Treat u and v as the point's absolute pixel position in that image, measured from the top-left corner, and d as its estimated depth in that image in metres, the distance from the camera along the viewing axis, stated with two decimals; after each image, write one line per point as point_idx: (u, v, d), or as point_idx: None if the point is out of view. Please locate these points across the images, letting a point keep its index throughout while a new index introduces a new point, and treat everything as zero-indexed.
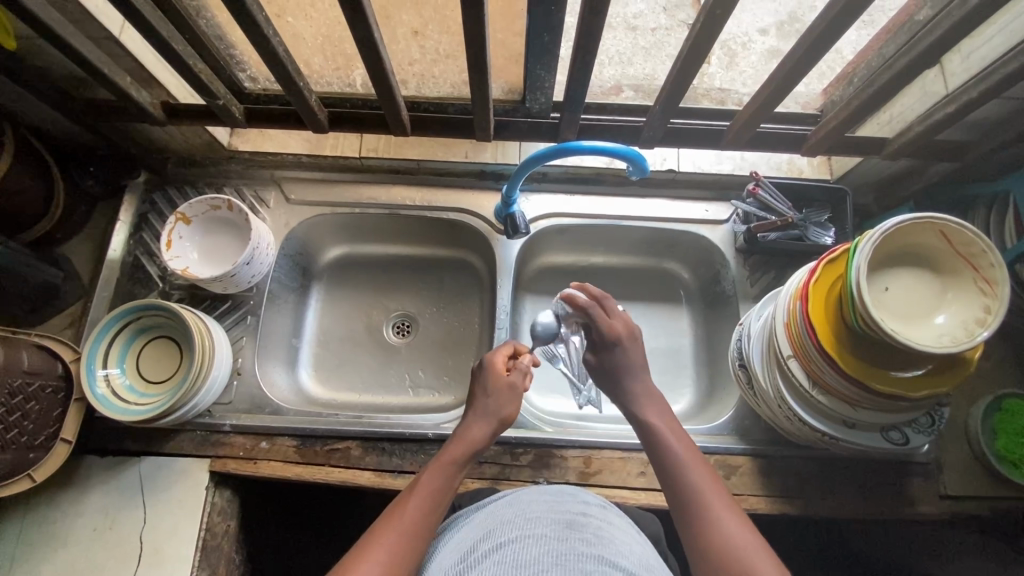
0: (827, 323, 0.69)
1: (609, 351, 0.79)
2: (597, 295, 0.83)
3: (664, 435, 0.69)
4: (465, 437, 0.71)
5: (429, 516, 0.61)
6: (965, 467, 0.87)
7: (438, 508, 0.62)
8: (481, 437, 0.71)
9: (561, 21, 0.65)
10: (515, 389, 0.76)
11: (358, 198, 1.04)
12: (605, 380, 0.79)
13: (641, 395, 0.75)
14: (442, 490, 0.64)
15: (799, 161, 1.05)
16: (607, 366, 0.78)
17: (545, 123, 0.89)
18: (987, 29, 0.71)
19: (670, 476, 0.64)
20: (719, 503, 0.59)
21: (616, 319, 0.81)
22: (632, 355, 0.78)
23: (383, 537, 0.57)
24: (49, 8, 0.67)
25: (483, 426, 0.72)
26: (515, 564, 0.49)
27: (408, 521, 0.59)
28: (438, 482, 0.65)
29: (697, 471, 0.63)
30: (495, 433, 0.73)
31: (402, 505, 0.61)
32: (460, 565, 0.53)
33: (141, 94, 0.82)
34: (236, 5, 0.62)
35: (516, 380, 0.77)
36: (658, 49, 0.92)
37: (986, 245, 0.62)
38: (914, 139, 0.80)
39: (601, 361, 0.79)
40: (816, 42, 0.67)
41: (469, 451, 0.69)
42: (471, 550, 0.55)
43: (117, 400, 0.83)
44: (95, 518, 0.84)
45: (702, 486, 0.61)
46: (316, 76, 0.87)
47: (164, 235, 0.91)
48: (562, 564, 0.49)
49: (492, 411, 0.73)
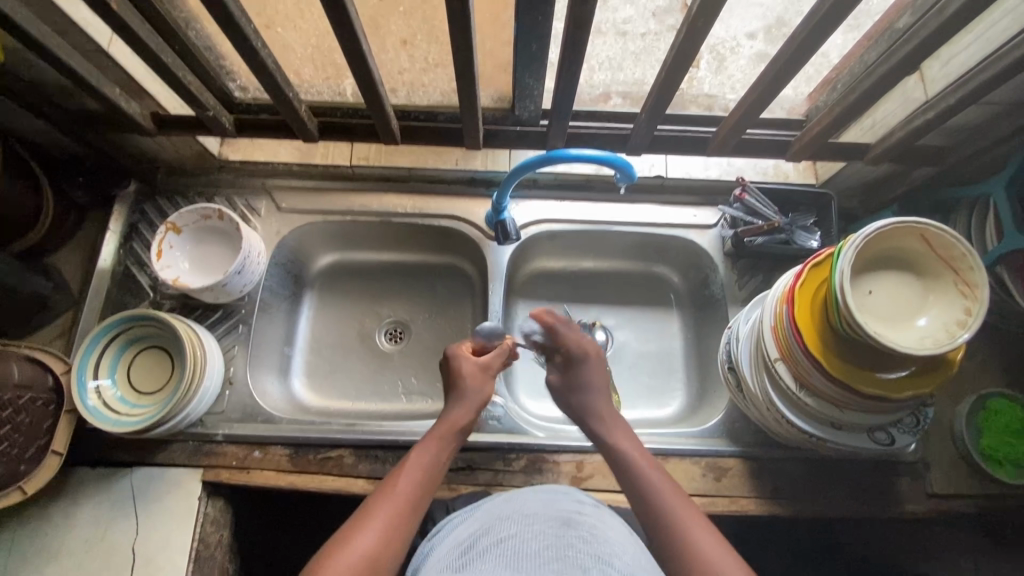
0: (812, 326, 0.71)
1: (578, 367, 0.82)
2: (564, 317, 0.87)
3: (635, 462, 0.69)
4: (450, 417, 0.75)
5: (417, 503, 0.63)
6: (950, 466, 0.89)
7: (426, 491, 0.65)
8: (466, 419, 0.76)
9: (548, 31, 0.66)
10: (490, 372, 0.82)
11: (349, 205, 1.04)
12: (573, 396, 0.80)
13: (609, 422, 0.76)
14: (434, 465, 0.68)
15: (784, 165, 1.07)
16: (574, 381, 0.81)
17: (534, 131, 0.90)
18: (965, 36, 0.73)
19: (642, 500, 0.64)
20: (690, 517, 0.60)
21: (584, 340, 0.85)
22: (595, 373, 0.82)
23: (378, 509, 0.60)
24: (39, 22, 0.68)
25: (467, 408, 0.76)
26: (516, 561, 0.50)
27: (401, 497, 0.62)
28: (429, 461, 0.68)
29: (670, 492, 0.64)
30: (476, 419, 0.78)
31: (387, 490, 0.63)
32: (460, 559, 0.54)
33: (130, 106, 0.82)
34: (224, 17, 0.62)
35: (491, 363, 0.83)
36: (647, 54, 0.90)
37: (965, 249, 0.64)
38: (896, 144, 0.82)
39: (570, 376, 0.81)
40: (800, 47, 0.68)
41: (456, 432, 0.74)
42: (472, 544, 0.56)
43: (108, 411, 0.83)
44: (86, 530, 0.83)
45: (675, 506, 0.62)
46: (305, 86, 0.87)
47: (154, 245, 0.91)
48: (562, 560, 0.50)
49: (477, 398, 0.78)
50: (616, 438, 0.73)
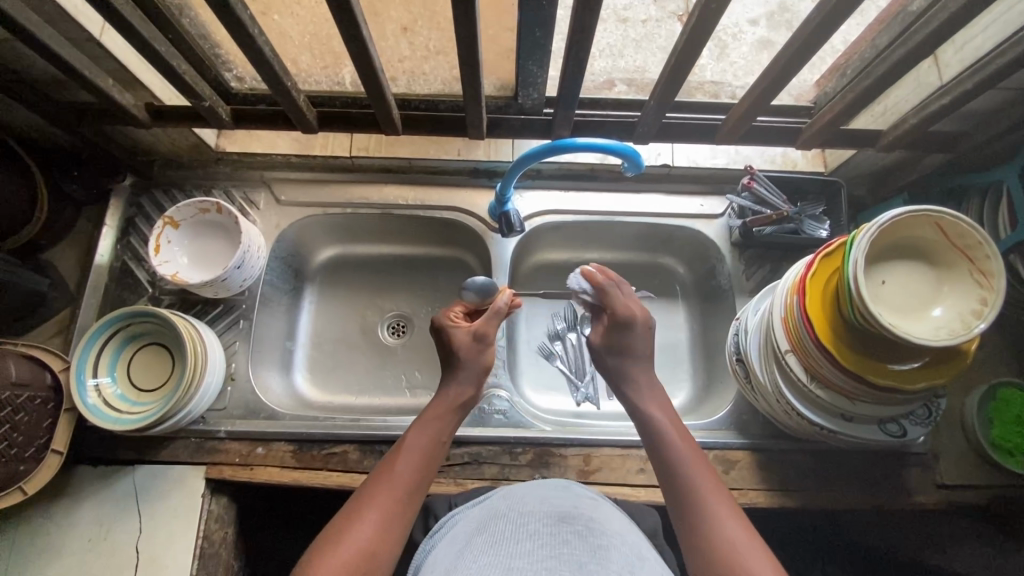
0: (824, 316, 0.69)
1: (622, 330, 0.77)
2: (614, 277, 0.81)
3: (668, 434, 0.68)
4: (451, 393, 0.73)
5: (413, 490, 0.62)
6: (960, 455, 0.88)
7: (425, 475, 0.64)
8: (467, 394, 0.74)
9: (553, 16, 0.64)
10: (485, 341, 0.77)
11: (349, 197, 1.02)
12: (613, 361, 0.78)
13: (648, 390, 0.75)
14: (434, 446, 0.67)
15: (792, 154, 1.05)
16: (616, 346, 0.78)
17: (539, 119, 0.88)
18: (982, 19, 0.71)
19: (670, 475, 0.64)
20: (716, 497, 0.60)
21: (632, 302, 0.80)
22: (639, 339, 0.78)
23: (375, 496, 0.60)
24: (28, 10, 0.65)
25: (465, 383, 0.74)
26: (508, 560, 0.50)
27: (398, 481, 0.62)
28: (427, 442, 0.67)
29: (698, 469, 0.63)
30: (478, 392, 0.75)
31: (385, 475, 0.63)
32: (456, 557, 0.53)
33: (124, 97, 0.80)
34: (219, 4, 0.60)
35: (487, 329, 0.77)
36: (648, 41, 0.91)
37: (982, 237, 0.62)
38: (910, 131, 0.80)
39: (616, 340, 0.78)
40: (813, 35, 0.66)
41: (454, 410, 0.72)
42: (466, 543, 0.55)
43: (108, 409, 0.81)
44: (89, 529, 0.83)
45: (704, 485, 0.61)
46: (303, 75, 0.85)
47: (152, 239, 0.89)
48: (557, 558, 0.50)
49: (475, 372, 0.75)
50: (650, 406, 0.73)
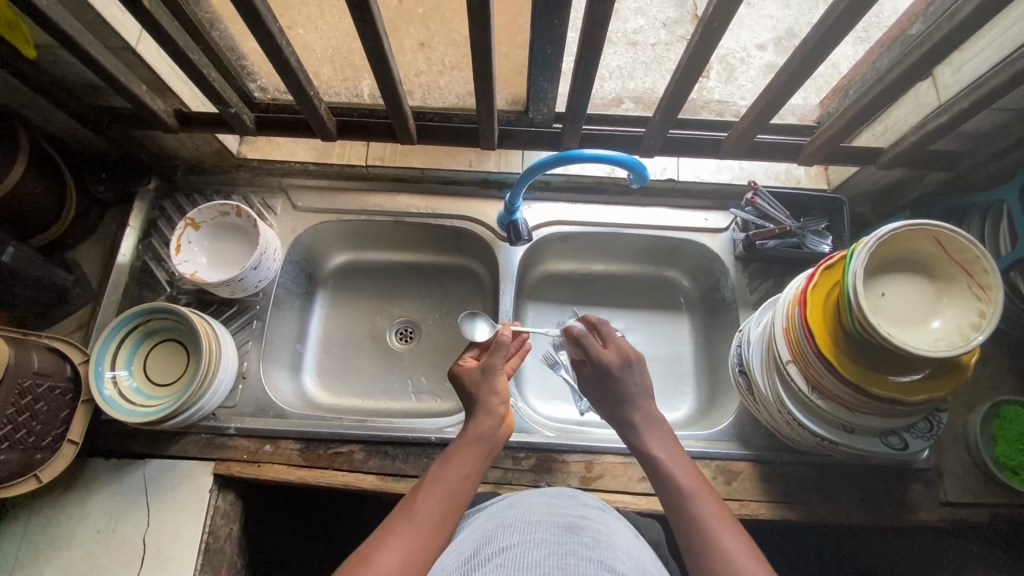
0: (826, 328, 0.70)
1: (606, 383, 0.76)
2: (595, 322, 0.83)
3: (671, 467, 0.68)
4: (477, 427, 0.71)
5: (439, 525, 0.60)
6: (964, 474, 0.88)
7: (450, 510, 0.62)
8: (492, 428, 0.72)
9: (563, 35, 0.67)
10: (493, 373, 0.76)
11: (364, 206, 1.05)
12: (611, 409, 0.77)
13: (648, 426, 0.74)
14: (461, 482, 0.65)
15: (796, 171, 1.07)
16: (610, 394, 0.77)
17: (548, 132, 0.91)
18: (978, 41, 0.73)
19: (674, 505, 0.65)
20: (726, 530, 0.60)
21: (611, 347, 0.79)
22: (632, 385, 0.76)
23: (397, 530, 0.58)
24: (71, 18, 0.69)
25: (487, 418, 0.72)
26: (516, 569, 0.50)
27: (422, 518, 0.60)
28: (454, 477, 0.65)
29: (705, 500, 0.63)
30: (503, 427, 0.74)
31: (408, 510, 0.61)
32: (464, 566, 0.54)
33: (155, 102, 0.84)
34: (250, 15, 0.64)
35: (494, 361, 0.76)
36: (658, 64, 0.92)
37: (979, 251, 0.63)
38: (908, 149, 0.82)
39: (605, 391, 0.77)
40: (810, 54, 0.69)
41: (480, 444, 0.70)
42: (475, 552, 0.56)
43: (124, 403, 0.84)
44: (99, 520, 0.84)
45: (710, 517, 0.61)
46: (324, 87, 0.89)
47: (173, 240, 0.93)
48: (564, 568, 0.50)
49: (493, 409, 0.73)
50: (650, 441, 0.73)
